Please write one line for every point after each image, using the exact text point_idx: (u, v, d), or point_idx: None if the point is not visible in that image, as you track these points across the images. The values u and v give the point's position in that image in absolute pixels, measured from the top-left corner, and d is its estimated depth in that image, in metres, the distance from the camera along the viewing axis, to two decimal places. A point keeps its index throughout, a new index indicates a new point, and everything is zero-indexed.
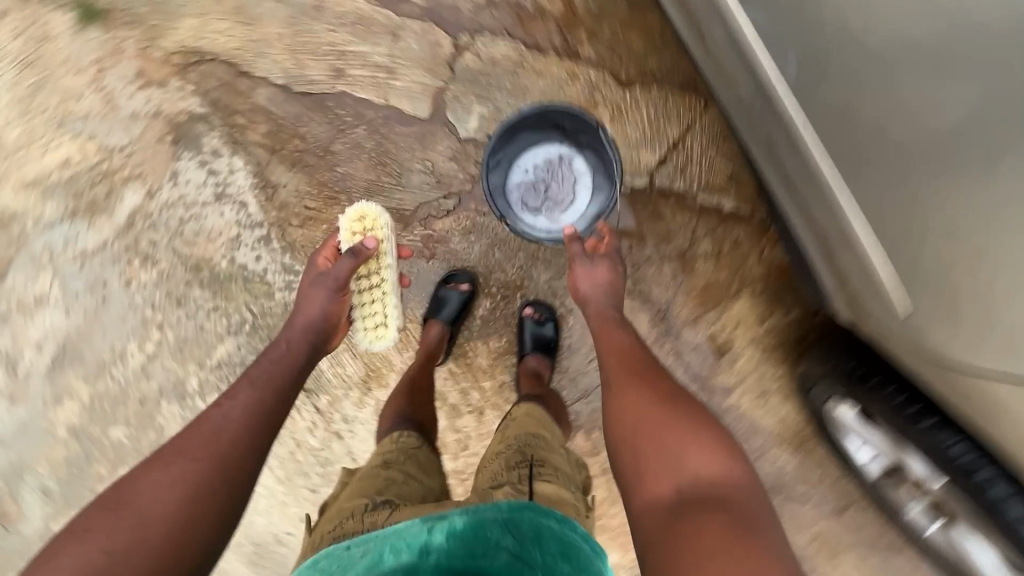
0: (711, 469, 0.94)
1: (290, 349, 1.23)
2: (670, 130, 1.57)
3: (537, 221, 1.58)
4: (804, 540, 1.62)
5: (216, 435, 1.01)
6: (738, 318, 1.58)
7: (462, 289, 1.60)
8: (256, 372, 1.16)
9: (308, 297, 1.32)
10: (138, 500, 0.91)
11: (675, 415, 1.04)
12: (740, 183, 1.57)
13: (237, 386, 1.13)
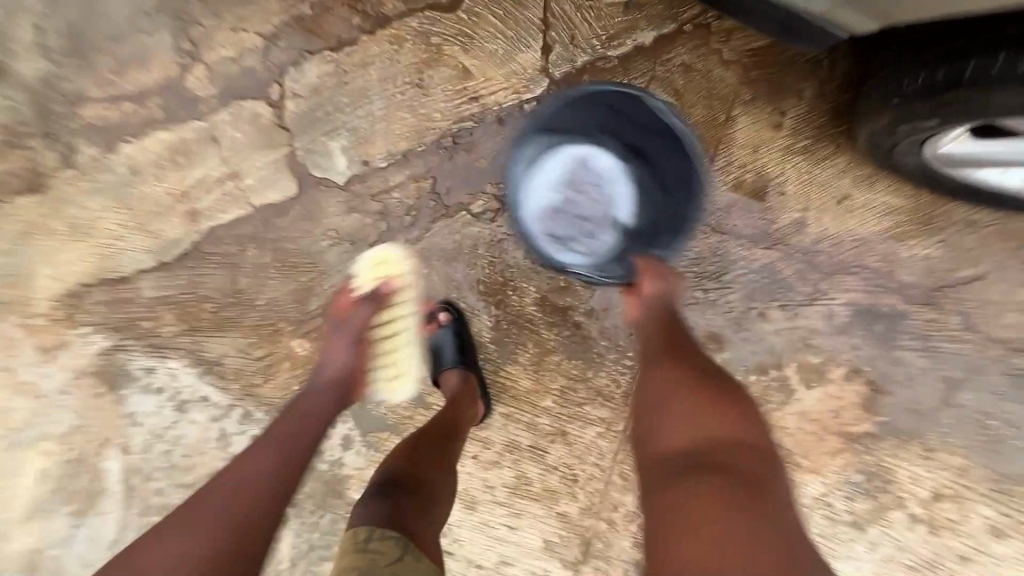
0: (743, 451, 0.81)
1: (307, 404, 1.04)
2: (530, 12, 1.24)
3: (575, 252, 1.27)
4: (1015, 320, 1.21)
5: (232, 495, 0.86)
6: (752, 141, 1.23)
7: (445, 321, 1.33)
8: (272, 435, 0.96)
9: (341, 328, 1.13)
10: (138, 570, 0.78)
11: (709, 388, 0.90)
12: (643, 5, 1.22)
13: (254, 448, 0.94)
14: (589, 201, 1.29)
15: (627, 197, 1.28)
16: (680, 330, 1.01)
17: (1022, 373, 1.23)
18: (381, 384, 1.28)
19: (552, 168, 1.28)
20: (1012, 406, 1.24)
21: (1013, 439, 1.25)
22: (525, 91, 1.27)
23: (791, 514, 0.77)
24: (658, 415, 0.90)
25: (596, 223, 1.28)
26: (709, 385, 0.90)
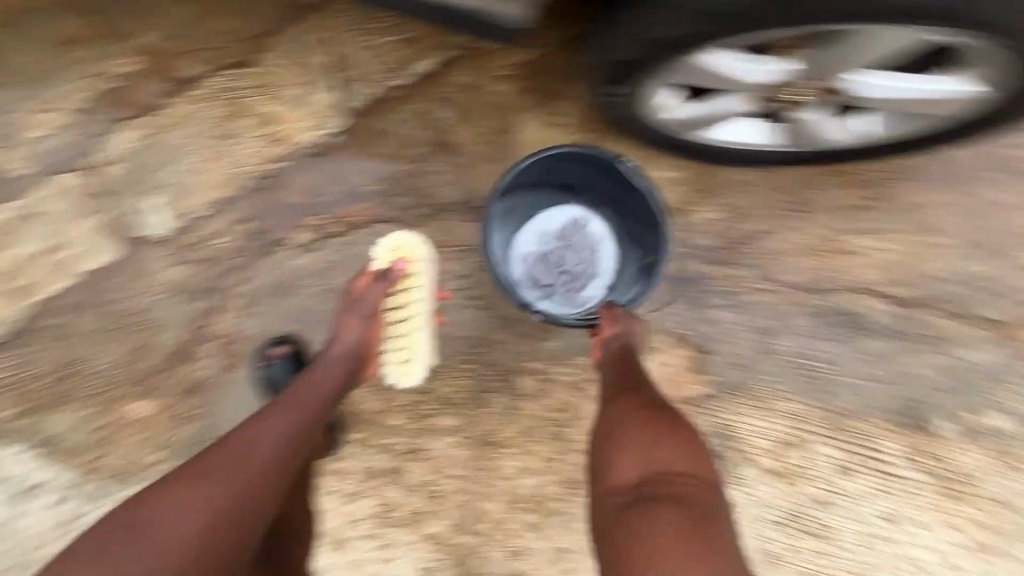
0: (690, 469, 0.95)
1: (297, 403, 1.07)
2: (318, 57, 1.36)
3: (555, 302, 1.31)
4: (800, 263, 1.33)
5: (249, 456, 0.95)
6: (536, 141, 1.34)
7: (282, 354, 1.33)
8: (260, 434, 0.99)
9: (343, 327, 1.18)
10: (152, 526, 0.86)
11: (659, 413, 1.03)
12: (416, 37, 1.34)
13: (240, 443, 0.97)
14: (578, 255, 1.34)
15: (612, 254, 1.34)
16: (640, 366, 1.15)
17: (822, 310, 1.33)
18: (390, 367, 1.28)
19: (546, 220, 1.34)
20: (821, 342, 1.33)
21: (832, 373, 1.33)
22: (324, 127, 1.36)
23: (730, 529, 0.90)
24: (613, 443, 1.01)
25: (579, 278, 1.33)
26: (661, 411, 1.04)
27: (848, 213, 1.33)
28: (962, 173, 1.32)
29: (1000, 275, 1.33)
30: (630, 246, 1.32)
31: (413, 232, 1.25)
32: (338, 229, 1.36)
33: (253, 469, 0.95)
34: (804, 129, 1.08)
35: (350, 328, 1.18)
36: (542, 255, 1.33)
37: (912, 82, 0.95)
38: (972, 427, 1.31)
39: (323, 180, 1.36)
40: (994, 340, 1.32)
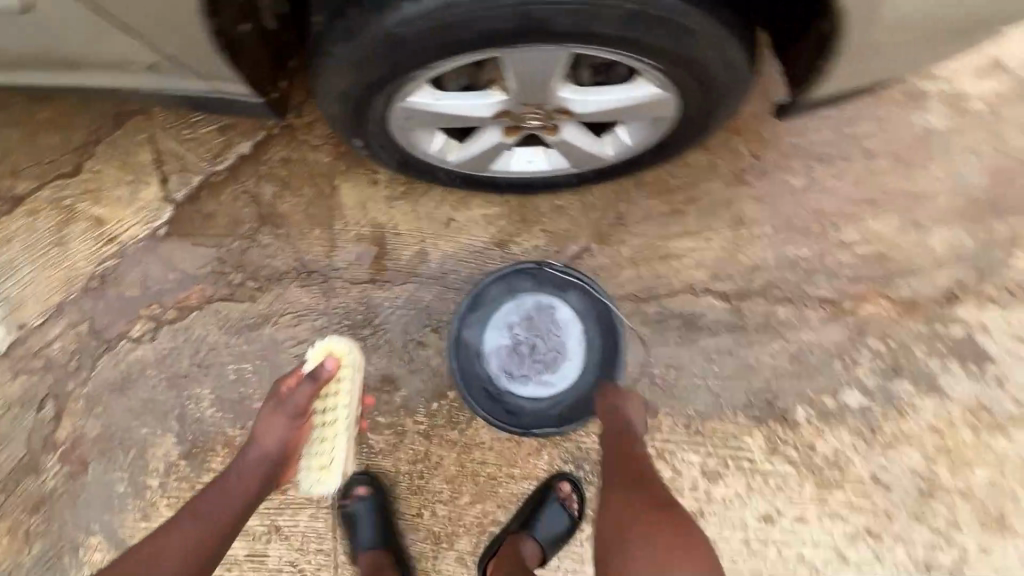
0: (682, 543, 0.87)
1: (225, 504, 0.99)
2: (143, 157, 1.43)
3: (530, 390, 1.31)
4: (628, 275, 1.34)
5: (145, 568, 0.88)
6: (357, 201, 1.40)
7: (360, 493, 1.28)
8: (169, 544, 0.92)
9: (268, 420, 1.04)
10: None
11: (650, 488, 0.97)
12: (233, 125, 1.43)
13: (148, 552, 0.90)
14: (548, 340, 1.32)
15: (585, 335, 1.32)
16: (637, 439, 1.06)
17: (658, 317, 1.33)
18: (304, 476, 1.09)
19: (514, 309, 1.33)
20: (663, 349, 1.32)
21: (681, 379, 1.31)
22: (155, 219, 1.41)
23: None
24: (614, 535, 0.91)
25: (555, 366, 1.32)
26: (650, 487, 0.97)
27: (665, 219, 1.35)
28: (767, 163, 1.35)
29: (826, 253, 1.33)
30: (594, 323, 1.33)
31: (345, 337, 1.14)
32: (175, 314, 1.38)
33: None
34: (570, 152, 1.12)
35: (272, 429, 1.03)
36: (512, 345, 1.32)
37: (623, 94, 0.92)
38: (827, 409, 1.29)
39: (157, 269, 1.40)
40: (834, 319, 1.31)
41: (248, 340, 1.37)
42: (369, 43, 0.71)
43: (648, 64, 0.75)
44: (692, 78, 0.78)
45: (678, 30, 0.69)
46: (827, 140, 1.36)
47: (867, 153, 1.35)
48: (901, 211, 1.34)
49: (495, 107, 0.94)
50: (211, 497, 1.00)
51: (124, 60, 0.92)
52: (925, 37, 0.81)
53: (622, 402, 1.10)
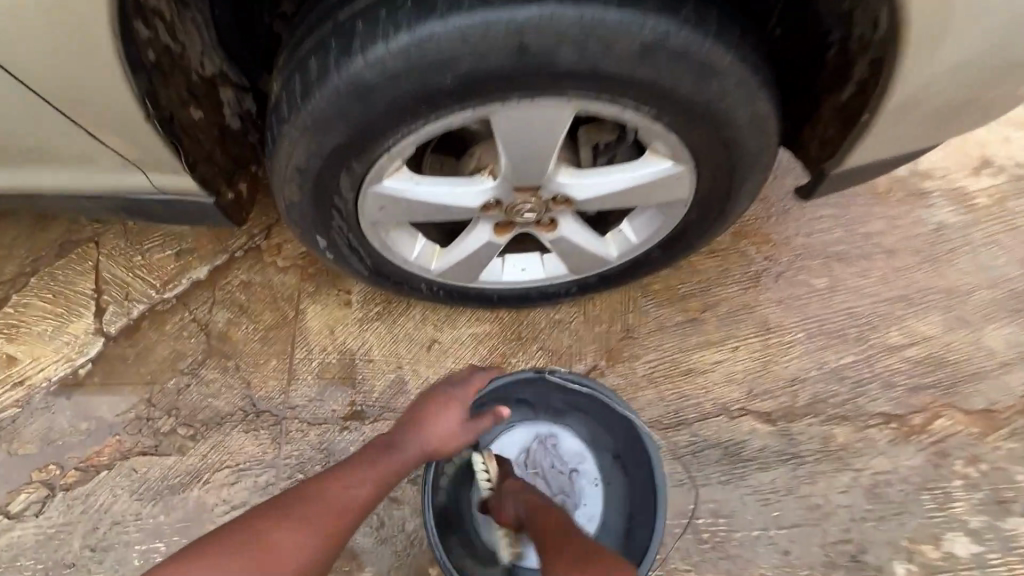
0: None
1: (394, 472, 0.82)
2: (81, 286, 1.25)
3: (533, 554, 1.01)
4: (649, 396, 1.12)
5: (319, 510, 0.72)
6: (326, 325, 1.20)
7: None
8: (346, 494, 0.75)
9: (443, 407, 0.89)
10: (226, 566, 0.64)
11: (578, 553, 0.72)
12: (192, 248, 1.28)
13: (314, 500, 0.73)
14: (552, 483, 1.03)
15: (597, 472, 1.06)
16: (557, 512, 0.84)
17: (693, 449, 1.07)
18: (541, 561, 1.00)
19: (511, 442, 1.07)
20: (705, 491, 1.04)
21: (734, 531, 1.02)
22: (78, 356, 1.19)
23: None
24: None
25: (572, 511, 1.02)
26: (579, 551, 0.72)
27: (682, 328, 1.17)
28: (781, 265, 1.23)
29: (873, 359, 1.14)
30: (608, 455, 1.06)
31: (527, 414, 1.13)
32: (77, 476, 1.08)
33: (336, 533, 0.72)
34: (571, 252, 0.98)
35: (449, 421, 0.89)
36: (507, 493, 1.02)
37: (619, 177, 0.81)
38: (930, 563, 0.99)
39: (65, 418, 1.13)
40: (905, 439, 1.07)
41: (168, 506, 1.07)
42: (338, 83, 0.62)
43: (659, 117, 0.68)
44: (705, 120, 0.69)
45: (689, 55, 0.62)
46: (839, 240, 1.26)
47: (885, 251, 1.25)
48: (943, 308, 1.19)
49: (485, 192, 0.81)
50: (384, 455, 0.83)
51: (57, 153, 0.78)
52: (976, 71, 0.71)
53: (509, 494, 0.91)
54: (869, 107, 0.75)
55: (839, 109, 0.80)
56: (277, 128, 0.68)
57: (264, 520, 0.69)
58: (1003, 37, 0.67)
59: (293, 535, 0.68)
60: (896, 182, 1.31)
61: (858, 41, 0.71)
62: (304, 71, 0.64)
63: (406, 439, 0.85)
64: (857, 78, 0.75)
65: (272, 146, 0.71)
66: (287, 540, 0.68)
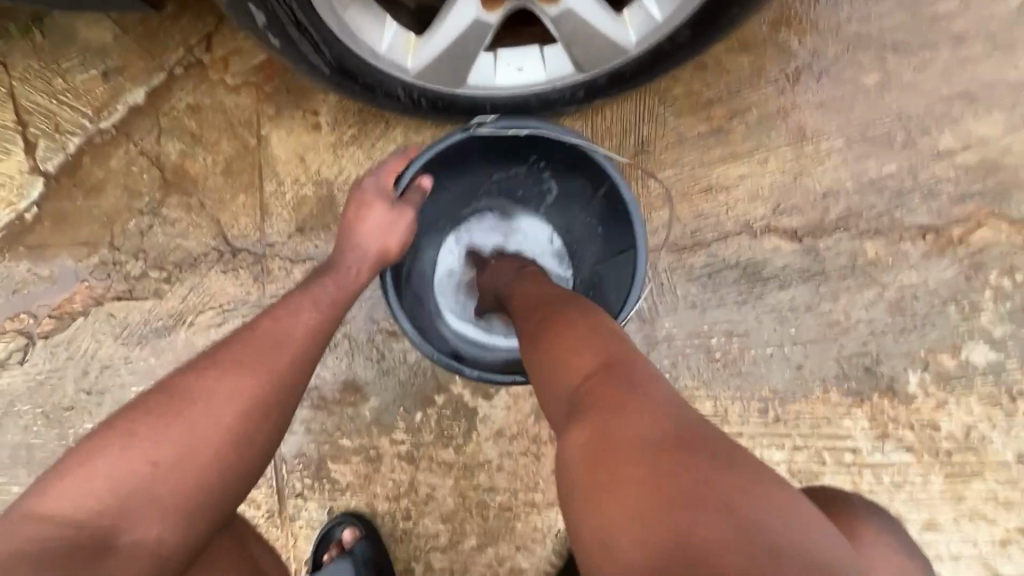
0: (645, 389, 0.52)
1: (341, 294, 0.75)
2: (1, 118, 1.06)
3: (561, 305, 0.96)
4: (664, 217, 1.00)
5: (273, 344, 0.66)
6: (295, 153, 1.04)
7: (351, 543, 0.95)
8: (289, 328, 0.68)
9: (364, 209, 0.81)
10: (196, 407, 0.59)
11: (563, 341, 0.62)
12: (120, 66, 1.05)
13: (267, 337, 0.66)
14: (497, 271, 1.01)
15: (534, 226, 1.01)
16: (540, 284, 0.80)
17: (709, 271, 0.99)
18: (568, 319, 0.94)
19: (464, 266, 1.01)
20: (719, 313, 0.99)
21: (747, 350, 0.99)
22: (20, 200, 1.05)
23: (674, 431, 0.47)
24: (554, 350, 0.63)
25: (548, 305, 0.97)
26: (541, 328, 0.68)
27: (706, 139, 1.01)
28: (826, 60, 1.02)
29: (918, 167, 1.01)
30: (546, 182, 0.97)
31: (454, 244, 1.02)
32: (52, 325, 1.02)
33: (285, 372, 0.65)
34: (578, 35, 0.78)
35: (377, 221, 0.80)
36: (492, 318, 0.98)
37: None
38: (946, 371, 0.97)
39: (24, 267, 1.03)
40: (940, 252, 0.99)
41: (156, 350, 1.02)
42: None
43: None
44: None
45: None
46: (902, 24, 1.02)
47: (954, 37, 1.02)
48: (1010, 105, 1.02)
49: None
50: (326, 280, 0.76)
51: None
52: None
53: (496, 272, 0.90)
54: None
55: None
56: None
57: (190, 376, 0.61)
58: None
59: (228, 384, 0.61)
60: None
61: None
62: None
63: (339, 255, 0.78)
64: None
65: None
66: (230, 383, 0.61)
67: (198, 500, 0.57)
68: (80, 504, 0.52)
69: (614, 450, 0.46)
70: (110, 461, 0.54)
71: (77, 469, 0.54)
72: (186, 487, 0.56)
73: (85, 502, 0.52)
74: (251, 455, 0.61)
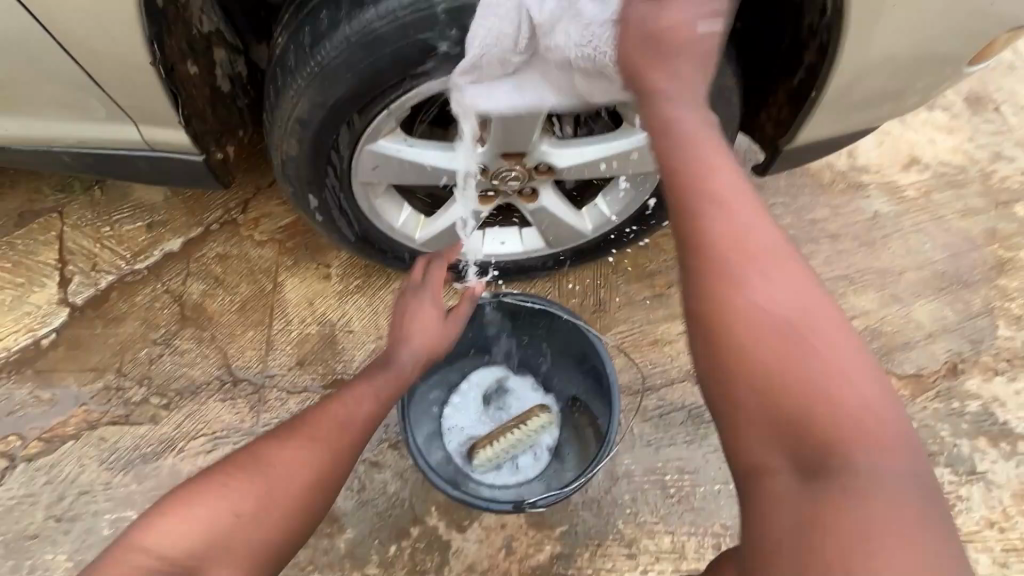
0: (904, 540, 0.43)
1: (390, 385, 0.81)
2: (44, 257, 1.21)
3: (521, 454, 1.02)
4: (619, 363, 1.18)
5: (333, 430, 0.75)
6: (305, 297, 1.20)
7: None
8: (347, 414, 0.77)
9: (417, 321, 0.86)
10: (273, 473, 0.69)
11: (792, 353, 0.49)
12: (165, 220, 1.25)
13: (328, 422, 0.75)
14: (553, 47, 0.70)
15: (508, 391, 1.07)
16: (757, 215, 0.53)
17: (660, 412, 1.14)
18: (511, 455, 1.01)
19: None
20: (671, 450, 1.11)
21: (698, 486, 1.09)
22: (41, 326, 1.15)
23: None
24: (823, 383, 0.48)
25: (541, 450, 1.03)
26: (811, 335, 0.49)
27: (651, 301, 1.23)
28: None
29: None
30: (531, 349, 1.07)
31: None
32: (39, 447, 1.06)
33: (341, 454, 0.73)
34: (550, 223, 1.03)
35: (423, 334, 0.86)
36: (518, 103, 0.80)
37: None
38: None
39: (27, 390, 1.10)
40: None
41: (138, 475, 1.05)
42: (348, 33, 0.70)
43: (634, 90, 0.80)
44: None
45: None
46: (789, 224, 1.35)
47: (829, 235, 1.35)
48: (879, 286, 1.32)
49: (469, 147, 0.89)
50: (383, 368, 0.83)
51: (57, 101, 0.79)
52: (911, 51, 0.80)
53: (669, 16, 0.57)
54: (818, 85, 0.83)
55: (791, 93, 0.89)
56: (287, 68, 0.76)
57: (275, 443, 0.72)
58: (921, 42, 0.78)
59: (301, 449, 0.72)
60: (838, 175, 1.40)
61: (808, 30, 0.80)
62: (321, 23, 0.72)
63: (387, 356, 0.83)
64: (807, 62, 0.83)
65: (283, 93, 0.77)
66: (294, 461, 0.70)
67: (267, 553, 0.66)
68: (178, 542, 0.61)
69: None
70: (204, 510, 0.64)
71: (181, 512, 0.63)
72: (260, 541, 0.65)
73: (182, 542, 0.62)
74: (309, 513, 0.70)
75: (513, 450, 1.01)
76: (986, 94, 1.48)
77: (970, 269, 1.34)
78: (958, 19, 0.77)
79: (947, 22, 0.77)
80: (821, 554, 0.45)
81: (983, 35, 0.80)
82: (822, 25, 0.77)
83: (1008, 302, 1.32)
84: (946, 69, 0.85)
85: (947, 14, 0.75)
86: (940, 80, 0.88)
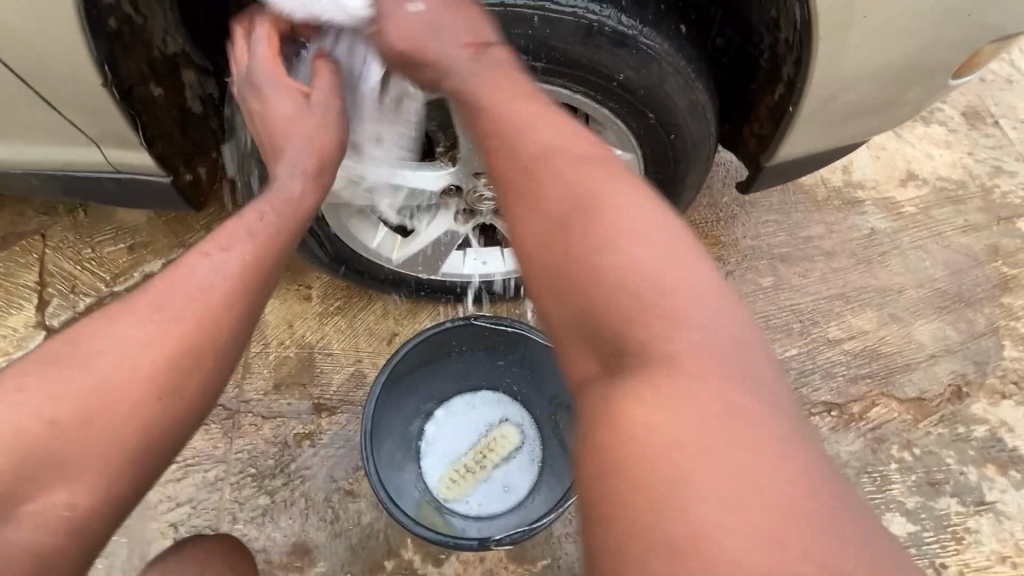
0: (723, 385, 0.46)
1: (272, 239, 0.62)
2: (25, 280, 1.20)
3: (493, 480, 1.00)
4: None
5: (192, 296, 0.56)
6: (285, 319, 1.14)
7: None
8: (208, 275, 0.57)
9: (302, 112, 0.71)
10: (119, 350, 0.53)
11: (579, 235, 0.52)
12: (146, 241, 1.24)
13: (186, 285, 0.56)
14: None
15: (484, 414, 1.04)
16: (544, 124, 0.59)
17: None
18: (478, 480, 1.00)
19: None
20: None
21: None
22: (16, 350, 1.15)
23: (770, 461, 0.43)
24: (604, 249, 0.51)
25: (515, 483, 1.00)
26: (594, 209, 0.53)
27: None
28: (728, 267, 1.28)
29: (814, 353, 1.22)
30: (510, 374, 1.04)
31: None
32: None
33: (211, 328, 0.56)
34: None
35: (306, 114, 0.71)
36: None
37: None
38: None
39: None
40: (846, 427, 1.16)
41: None
42: None
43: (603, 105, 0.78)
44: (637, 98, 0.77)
45: (617, 37, 0.71)
46: (783, 242, 1.31)
47: (825, 253, 1.31)
48: (878, 305, 1.27)
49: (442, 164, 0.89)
50: (261, 206, 0.64)
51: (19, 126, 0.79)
52: (892, 63, 0.77)
53: None
54: (795, 101, 0.81)
55: (772, 109, 0.86)
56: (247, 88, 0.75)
57: (118, 318, 0.55)
58: (901, 56, 0.76)
59: (145, 323, 0.54)
60: (832, 191, 1.36)
61: (785, 45, 0.77)
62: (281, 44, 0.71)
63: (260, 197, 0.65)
64: (786, 77, 0.80)
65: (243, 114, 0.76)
66: (147, 334, 0.54)
67: (125, 452, 0.52)
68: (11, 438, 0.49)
69: (656, 491, 0.43)
70: (33, 399, 0.51)
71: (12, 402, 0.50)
72: (125, 435, 0.52)
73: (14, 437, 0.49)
74: (189, 404, 0.55)
75: (481, 476, 1.00)
76: (983, 108, 1.45)
77: (973, 287, 1.29)
78: (938, 33, 0.75)
79: (926, 37, 0.75)
80: (659, 423, 0.46)
81: (967, 48, 0.78)
82: (797, 39, 0.75)
83: (1014, 322, 1.27)
84: (931, 82, 0.83)
85: (926, 26, 0.73)
86: (923, 97, 0.86)
